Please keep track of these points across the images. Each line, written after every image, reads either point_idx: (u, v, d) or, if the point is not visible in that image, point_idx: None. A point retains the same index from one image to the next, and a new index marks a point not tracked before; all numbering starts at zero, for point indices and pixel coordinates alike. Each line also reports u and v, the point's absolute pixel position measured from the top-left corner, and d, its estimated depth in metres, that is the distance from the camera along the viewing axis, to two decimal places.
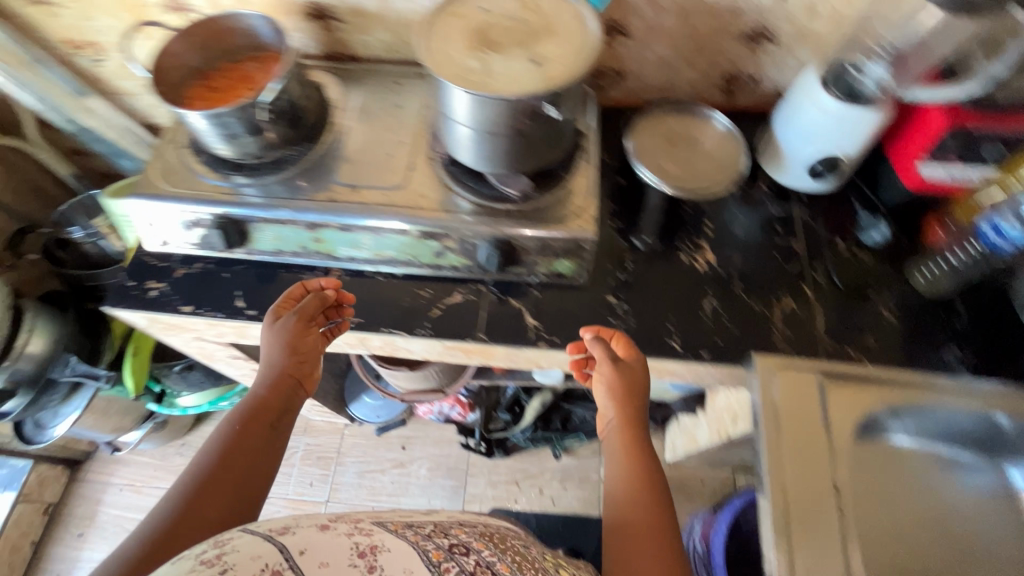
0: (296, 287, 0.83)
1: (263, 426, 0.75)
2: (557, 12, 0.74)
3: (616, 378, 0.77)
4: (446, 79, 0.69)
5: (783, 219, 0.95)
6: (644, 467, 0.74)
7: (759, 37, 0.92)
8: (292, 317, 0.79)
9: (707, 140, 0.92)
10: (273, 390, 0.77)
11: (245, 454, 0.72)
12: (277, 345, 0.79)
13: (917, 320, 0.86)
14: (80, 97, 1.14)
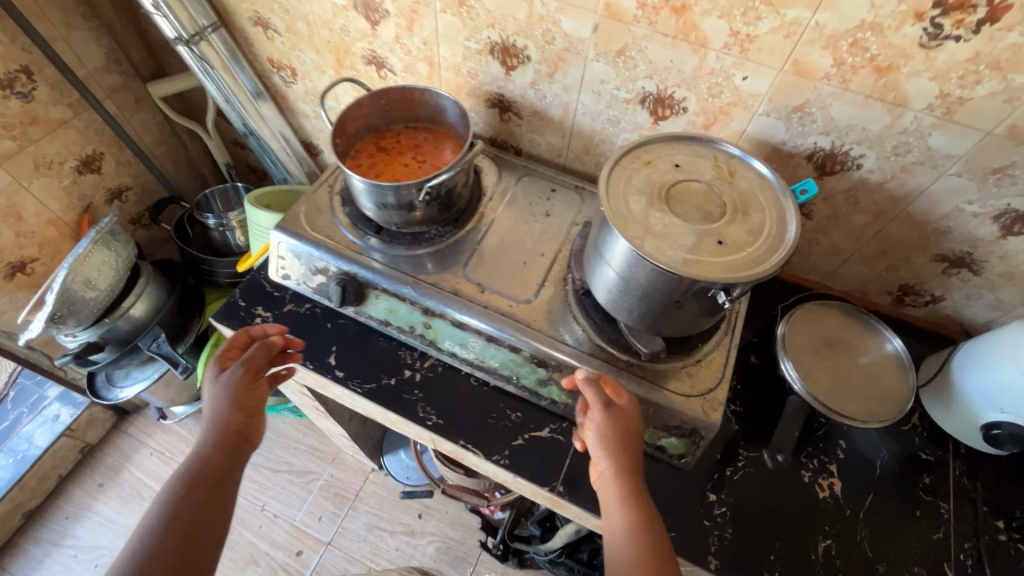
0: (240, 336, 0.79)
1: (211, 483, 0.66)
2: (754, 191, 0.68)
3: (614, 424, 0.69)
4: (620, 231, 0.63)
5: (932, 470, 0.81)
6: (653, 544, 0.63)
7: (958, 262, 0.82)
8: (237, 368, 0.74)
9: (872, 358, 0.83)
10: (224, 434, 0.70)
11: (197, 508, 0.63)
12: (223, 399, 0.72)
13: None
14: (258, 100, 1.18)
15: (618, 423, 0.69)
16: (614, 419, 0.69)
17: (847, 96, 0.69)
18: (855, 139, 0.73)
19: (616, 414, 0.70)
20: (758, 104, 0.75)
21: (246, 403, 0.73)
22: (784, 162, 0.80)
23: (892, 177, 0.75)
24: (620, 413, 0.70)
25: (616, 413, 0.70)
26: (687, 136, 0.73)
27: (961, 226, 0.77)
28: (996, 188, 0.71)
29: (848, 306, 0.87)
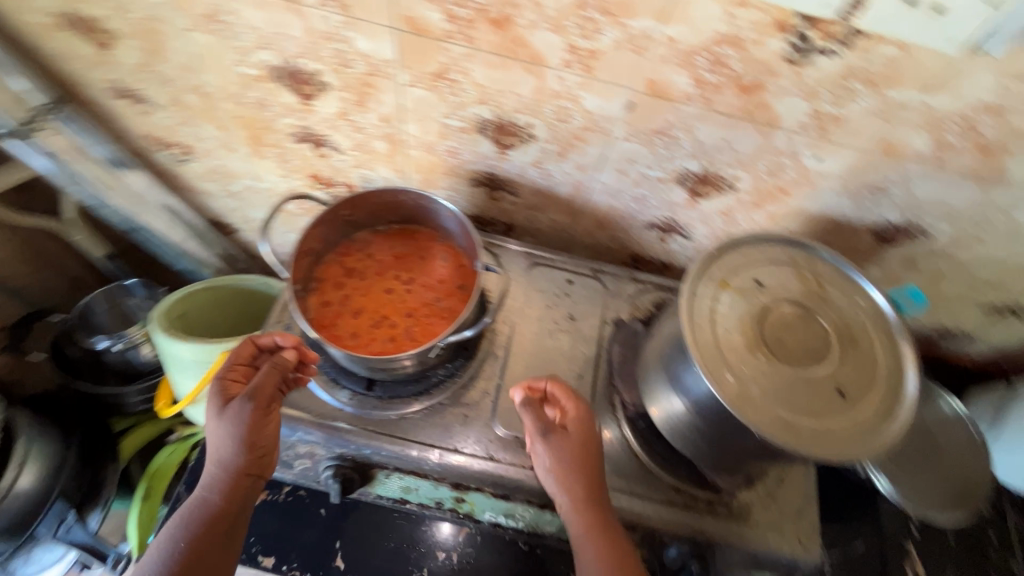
0: (245, 346, 0.61)
1: (218, 538, 0.54)
2: (853, 308, 0.56)
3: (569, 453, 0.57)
4: (734, 406, 0.49)
5: (993, 524, 0.80)
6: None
7: (1004, 312, 0.78)
8: (246, 403, 0.55)
9: (941, 431, 0.75)
10: (239, 469, 0.55)
11: (205, 555, 0.52)
12: (226, 440, 0.54)
13: None
14: (116, 170, 0.85)
15: (578, 439, 0.58)
16: (567, 437, 0.58)
17: (938, 175, 0.58)
18: (933, 214, 0.63)
19: (564, 440, 0.57)
20: (826, 183, 0.62)
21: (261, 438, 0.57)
22: (844, 235, 0.69)
23: (963, 246, 0.67)
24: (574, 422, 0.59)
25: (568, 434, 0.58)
26: (757, 237, 0.59)
27: (1020, 283, 0.71)
28: None
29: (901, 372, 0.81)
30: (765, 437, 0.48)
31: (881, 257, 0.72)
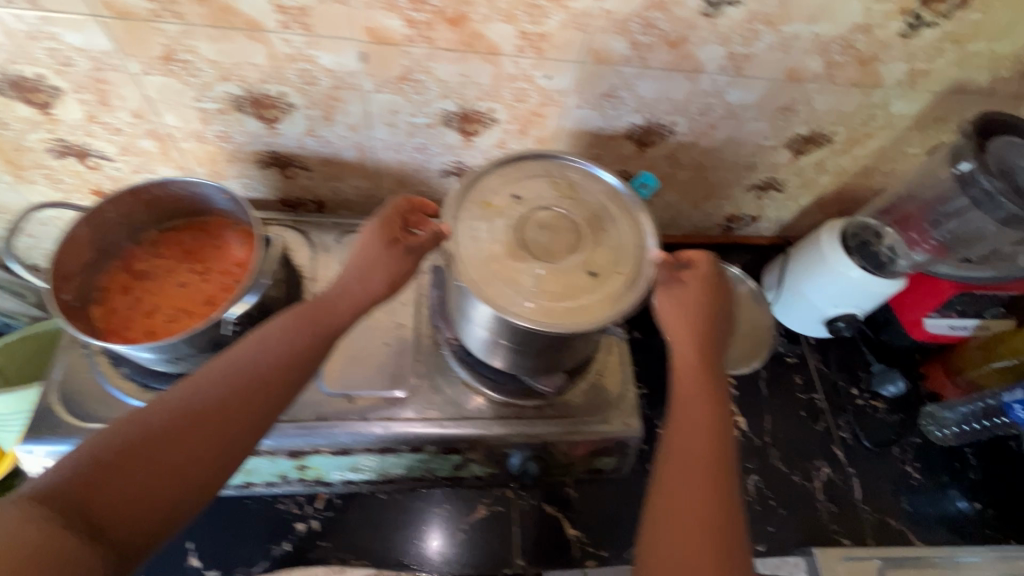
0: (416, 203, 0.65)
1: (235, 404, 0.50)
2: (601, 202, 0.63)
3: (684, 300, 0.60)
4: (496, 307, 0.53)
5: (800, 369, 0.92)
6: (701, 410, 0.57)
7: (766, 188, 0.90)
8: (383, 284, 0.60)
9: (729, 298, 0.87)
10: (315, 328, 0.56)
11: (191, 438, 0.47)
12: (353, 300, 0.59)
13: (938, 479, 0.86)
14: None
15: (697, 288, 0.61)
16: (686, 287, 0.62)
17: (650, 73, 0.66)
18: (665, 110, 0.72)
19: (678, 292, 0.61)
20: (568, 99, 0.69)
21: (344, 301, 0.58)
22: (608, 145, 0.77)
23: (703, 135, 0.77)
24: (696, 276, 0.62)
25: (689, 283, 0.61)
26: (513, 156, 0.64)
27: (764, 158, 0.83)
28: (785, 123, 0.76)
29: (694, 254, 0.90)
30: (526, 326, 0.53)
31: (647, 160, 0.81)
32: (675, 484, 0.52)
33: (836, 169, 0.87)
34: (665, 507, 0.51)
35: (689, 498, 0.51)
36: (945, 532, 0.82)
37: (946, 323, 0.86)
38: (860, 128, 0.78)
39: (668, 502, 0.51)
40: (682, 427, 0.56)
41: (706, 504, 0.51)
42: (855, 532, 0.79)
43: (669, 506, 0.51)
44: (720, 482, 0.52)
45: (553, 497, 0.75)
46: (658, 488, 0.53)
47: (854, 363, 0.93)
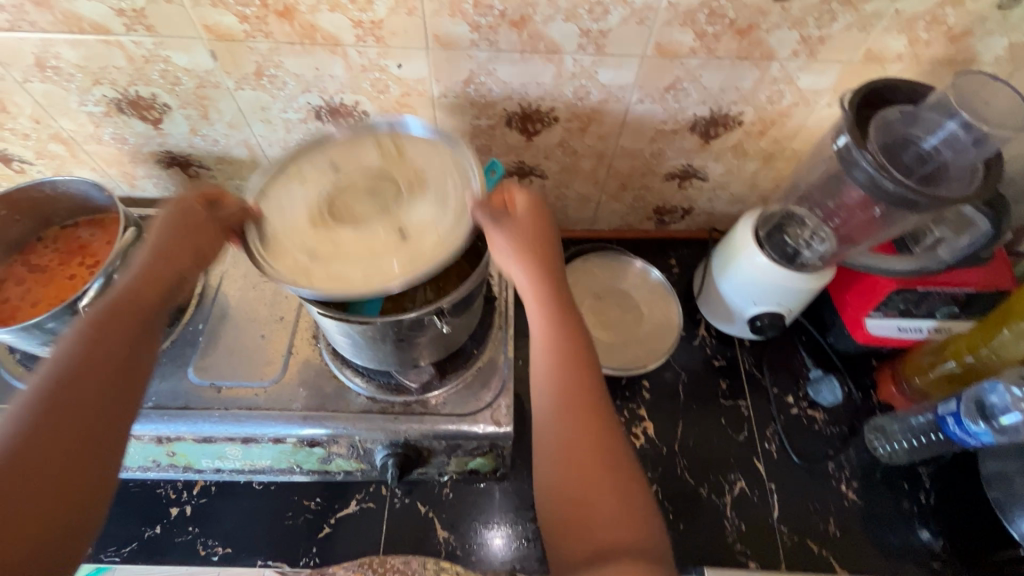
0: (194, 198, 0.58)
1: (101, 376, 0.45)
2: (425, 163, 0.62)
3: (512, 236, 0.56)
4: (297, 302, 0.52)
5: (727, 373, 0.84)
6: (566, 341, 0.55)
7: (685, 176, 0.84)
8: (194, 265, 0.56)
9: (636, 293, 0.83)
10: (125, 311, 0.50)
11: (58, 428, 0.41)
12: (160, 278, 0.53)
13: (880, 500, 0.76)
14: None
15: (527, 221, 0.57)
16: (514, 220, 0.57)
17: (504, 57, 0.64)
18: (538, 95, 0.69)
19: (510, 225, 0.56)
20: (430, 88, 0.68)
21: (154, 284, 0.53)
22: (491, 136, 0.75)
23: (590, 120, 0.73)
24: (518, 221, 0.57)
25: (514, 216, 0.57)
26: (340, 129, 0.65)
27: (670, 143, 0.77)
28: (678, 104, 0.70)
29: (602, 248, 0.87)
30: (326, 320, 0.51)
31: (540, 150, 0.78)
32: (562, 420, 0.52)
33: (759, 153, 0.79)
34: (559, 443, 0.51)
35: (571, 437, 0.51)
36: (879, 561, 0.72)
37: (892, 323, 0.75)
38: (768, 106, 0.71)
39: (563, 435, 0.51)
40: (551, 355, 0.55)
41: (592, 431, 0.51)
42: (763, 555, 0.71)
43: (564, 437, 0.51)
44: (593, 403, 0.53)
45: (428, 497, 0.74)
46: (547, 431, 0.53)
47: (791, 368, 0.84)
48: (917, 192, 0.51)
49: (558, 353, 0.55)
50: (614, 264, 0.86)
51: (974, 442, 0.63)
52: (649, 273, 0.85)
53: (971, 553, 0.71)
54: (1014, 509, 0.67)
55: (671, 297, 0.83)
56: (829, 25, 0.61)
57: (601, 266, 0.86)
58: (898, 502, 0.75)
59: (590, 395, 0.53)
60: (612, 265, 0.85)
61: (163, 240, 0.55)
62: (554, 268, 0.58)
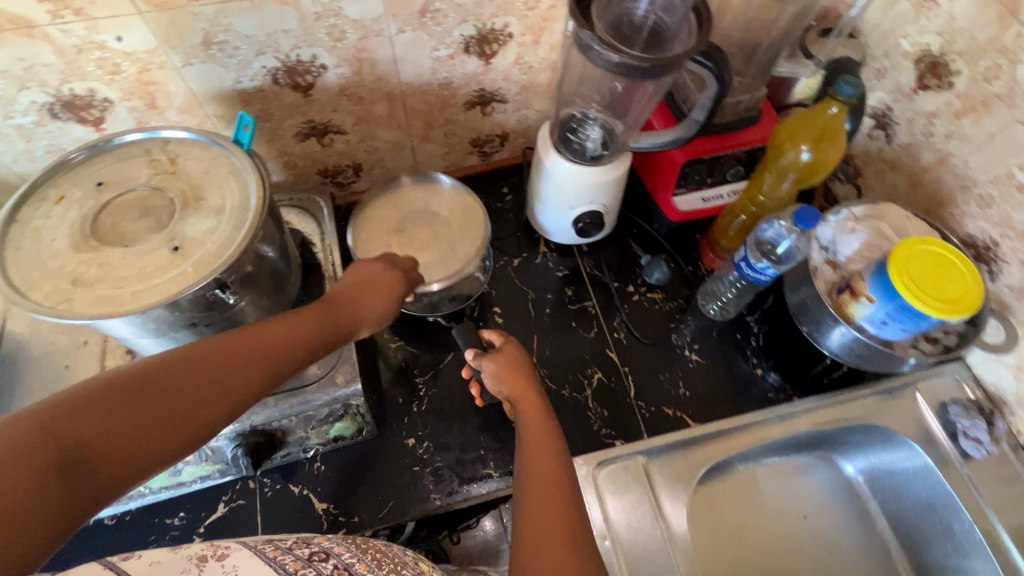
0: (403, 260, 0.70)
1: (194, 379, 0.44)
2: (203, 172, 0.58)
3: (503, 359, 0.68)
4: (54, 316, 0.47)
5: (571, 281, 0.88)
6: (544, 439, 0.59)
7: (484, 101, 0.84)
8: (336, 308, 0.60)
9: (442, 209, 0.84)
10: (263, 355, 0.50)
11: (99, 439, 0.38)
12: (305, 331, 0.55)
13: (721, 354, 0.83)
14: None
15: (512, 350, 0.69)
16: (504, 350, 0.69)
17: (232, 7, 0.59)
18: (292, 44, 0.65)
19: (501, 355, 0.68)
20: (168, 58, 0.62)
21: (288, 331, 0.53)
22: (264, 98, 0.71)
23: (360, 61, 0.70)
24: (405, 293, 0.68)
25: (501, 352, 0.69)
26: (79, 146, 0.57)
27: (454, 70, 0.77)
28: (440, 27, 0.70)
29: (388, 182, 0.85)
30: (88, 322, 0.48)
31: (324, 104, 0.75)
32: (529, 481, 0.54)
33: (543, 63, 0.81)
34: (526, 505, 0.52)
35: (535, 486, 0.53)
36: (727, 405, 0.80)
37: (697, 198, 0.82)
38: (529, 13, 0.72)
39: (529, 498, 0.52)
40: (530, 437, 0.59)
41: (558, 490, 0.53)
42: (627, 431, 0.77)
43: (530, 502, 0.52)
44: (563, 473, 0.55)
45: (301, 476, 0.73)
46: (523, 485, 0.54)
47: (626, 260, 0.89)
48: (656, 64, 0.53)
49: (530, 434, 0.60)
50: (409, 191, 0.85)
51: (767, 277, 0.70)
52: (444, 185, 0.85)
53: (798, 375, 0.81)
54: (823, 331, 0.76)
55: (459, 190, 0.85)
56: None
57: (395, 199, 0.84)
58: (737, 353, 0.83)
59: (558, 466, 0.55)
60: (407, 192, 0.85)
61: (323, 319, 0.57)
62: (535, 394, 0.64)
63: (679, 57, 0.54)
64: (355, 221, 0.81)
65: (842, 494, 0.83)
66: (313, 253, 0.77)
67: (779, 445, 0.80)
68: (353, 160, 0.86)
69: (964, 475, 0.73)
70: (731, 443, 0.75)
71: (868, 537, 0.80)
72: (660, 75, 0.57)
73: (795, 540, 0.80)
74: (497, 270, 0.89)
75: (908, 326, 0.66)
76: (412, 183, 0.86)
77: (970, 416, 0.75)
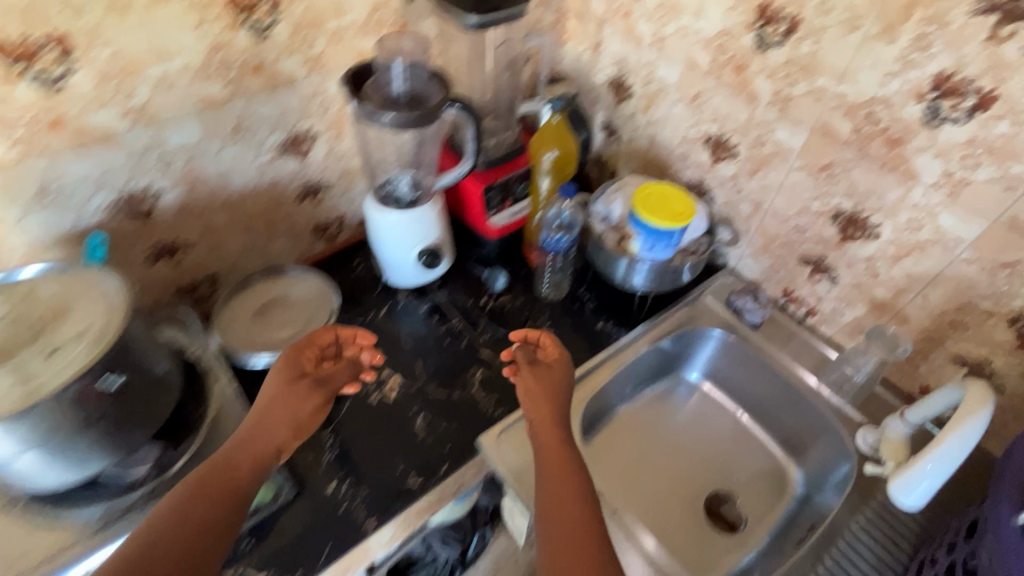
0: (326, 330, 0.82)
1: (219, 504, 0.60)
2: (62, 291, 0.64)
3: (541, 375, 0.78)
4: None
5: (434, 311, 1.03)
6: (575, 460, 0.68)
7: (312, 191, 1.00)
8: (274, 387, 0.74)
9: (294, 291, 0.93)
10: (240, 474, 0.64)
11: None
12: (264, 430, 0.70)
13: (568, 322, 1.02)
14: None
15: (559, 369, 0.79)
16: (551, 369, 0.79)
17: (63, 157, 0.70)
18: (126, 177, 0.76)
19: (541, 373, 0.78)
20: (5, 213, 0.69)
21: (238, 454, 0.66)
22: (107, 232, 0.79)
23: (192, 179, 0.83)
24: (339, 379, 0.80)
25: (552, 365, 0.80)
26: None
27: (277, 170, 0.92)
28: (255, 138, 0.86)
29: (240, 283, 0.93)
30: None
31: (167, 225, 0.85)
32: (553, 480, 0.65)
33: (352, 150, 1.00)
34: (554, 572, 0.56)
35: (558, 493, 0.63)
36: (586, 356, 0.97)
37: (507, 214, 1.05)
38: (325, 114, 0.92)
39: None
40: (550, 468, 0.67)
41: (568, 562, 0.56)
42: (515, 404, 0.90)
43: (552, 534, 0.60)
44: (581, 486, 0.64)
45: (230, 561, 0.72)
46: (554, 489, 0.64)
47: (472, 280, 1.07)
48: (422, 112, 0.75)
49: (547, 463, 0.68)
50: (263, 285, 0.94)
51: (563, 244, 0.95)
52: (294, 274, 0.96)
53: (628, 315, 1.03)
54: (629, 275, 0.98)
55: (306, 274, 0.95)
56: (315, 44, 0.84)
57: (250, 293, 0.92)
58: (581, 316, 1.02)
59: (582, 498, 0.63)
60: (261, 286, 0.93)
61: (263, 419, 0.70)
62: (559, 406, 0.75)
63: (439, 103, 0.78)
64: (217, 323, 0.88)
65: (698, 397, 1.05)
66: (187, 355, 0.82)
67: (635, 375, 1.00)
68: (208, 271, 0.95)
69: (758, 339, 0.98)
70: (594, 381, 0.93)
71: (726, 422, 1.02)
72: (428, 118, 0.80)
73: (686, 449, 0.99)
74: (371, 323, 1.00)
75: (669, 246, 0.91)
76: (266, 278, 0.95)
77: (742, 296, 1.01)
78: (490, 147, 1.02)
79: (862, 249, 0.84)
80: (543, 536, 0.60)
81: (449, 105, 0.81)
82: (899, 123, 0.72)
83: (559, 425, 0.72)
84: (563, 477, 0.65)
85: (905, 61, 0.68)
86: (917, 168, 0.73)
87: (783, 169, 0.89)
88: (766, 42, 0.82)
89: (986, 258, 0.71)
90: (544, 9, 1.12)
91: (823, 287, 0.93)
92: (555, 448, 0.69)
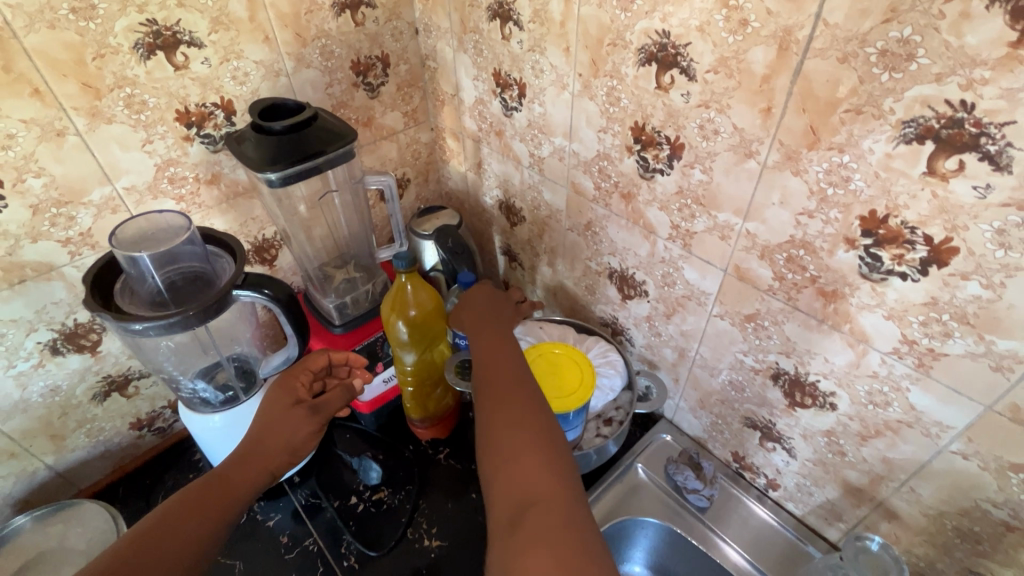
0: (326, 356, 0.71)
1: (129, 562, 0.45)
2: None
3: (478, 302, 0.72)
4: None
5: (285, 525, 0.78)
6: (518, 396, 0.54)
7: (120, 386, 0.78)
8: (290, 400, 0.67)
9: (63, 539, 0.68)
10: (211, 505, 0.52)
11: None
12: (251, 447, 0.61)
13: (460, 525, 0.77)
14: None
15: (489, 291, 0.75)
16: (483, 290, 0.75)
17: None
18: None
19: (472, 301, 0.73)
20: None
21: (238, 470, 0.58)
22: None
23: None
24: (336, 406, 0.69)
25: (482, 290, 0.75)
26: None
27: (53, 374, 0.71)
28: (3, 346, 0.65)
29: None
30: None
31: None
32: (487, 421, 0.53)
33: None
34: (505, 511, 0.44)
35: (496, 423, 0.52)
36: None
37: (381, 381, 0.82)
38: None
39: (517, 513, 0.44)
40: (497, 414, 0.53)
41: (535, 483, 0.46)
42: None
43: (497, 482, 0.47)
44: (538, 422, 0.51)
45: None
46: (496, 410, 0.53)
47: (341, 473, 0.83)
48: (203, 306, 0.56)
49: (491, 405, 0.54)
50: (20, 540, 0.69)
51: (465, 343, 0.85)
52: (67, 509, 0.71)
53: None
54: None
55: (88, 506, 0.71)
56: (75, 222, 0.65)
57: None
58: (478, 515, 0.78)
59: (525, 406, 0.53)
60: (17, 542, 0.69)
61: (262, 432, 0.63)
62: (504, 344, 0.63)
63: (224, 291, 0.58)
64: None
65: None
66: None
67: None
68: None
69: (708, 529, 0.75)
70: None
71: None
72: (219, 313, 0.59)
73: None
74: None
75: (572, 424, 0.68)
76: (33, 523, 0.70)
77: (681, 468, 0.78)
78: (346, 304, 0.82)
79: (818, 420, 0.62)
80: (493, 494, 0.47)
81: (235, 291, 0.60)
82: (829, 272, 0.53)
83: (508, 340, 0.64)
84: (507, 411, 0.52)
85: (822, 199, 0.50)
86: (867, 330, 0.53)
87: (702, 315, 0.69)
88: (650, 169, 0.64)
89: (986, 454, 0.50)
90: (416, 130, 0.96)
91: (779, 457, 0.71)
92: (506, 393, 0.55)
